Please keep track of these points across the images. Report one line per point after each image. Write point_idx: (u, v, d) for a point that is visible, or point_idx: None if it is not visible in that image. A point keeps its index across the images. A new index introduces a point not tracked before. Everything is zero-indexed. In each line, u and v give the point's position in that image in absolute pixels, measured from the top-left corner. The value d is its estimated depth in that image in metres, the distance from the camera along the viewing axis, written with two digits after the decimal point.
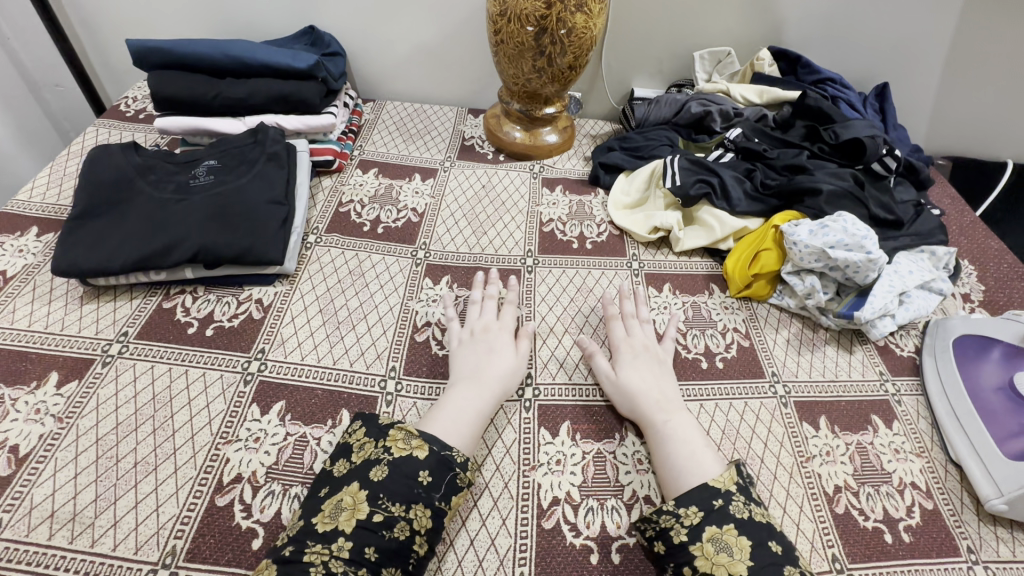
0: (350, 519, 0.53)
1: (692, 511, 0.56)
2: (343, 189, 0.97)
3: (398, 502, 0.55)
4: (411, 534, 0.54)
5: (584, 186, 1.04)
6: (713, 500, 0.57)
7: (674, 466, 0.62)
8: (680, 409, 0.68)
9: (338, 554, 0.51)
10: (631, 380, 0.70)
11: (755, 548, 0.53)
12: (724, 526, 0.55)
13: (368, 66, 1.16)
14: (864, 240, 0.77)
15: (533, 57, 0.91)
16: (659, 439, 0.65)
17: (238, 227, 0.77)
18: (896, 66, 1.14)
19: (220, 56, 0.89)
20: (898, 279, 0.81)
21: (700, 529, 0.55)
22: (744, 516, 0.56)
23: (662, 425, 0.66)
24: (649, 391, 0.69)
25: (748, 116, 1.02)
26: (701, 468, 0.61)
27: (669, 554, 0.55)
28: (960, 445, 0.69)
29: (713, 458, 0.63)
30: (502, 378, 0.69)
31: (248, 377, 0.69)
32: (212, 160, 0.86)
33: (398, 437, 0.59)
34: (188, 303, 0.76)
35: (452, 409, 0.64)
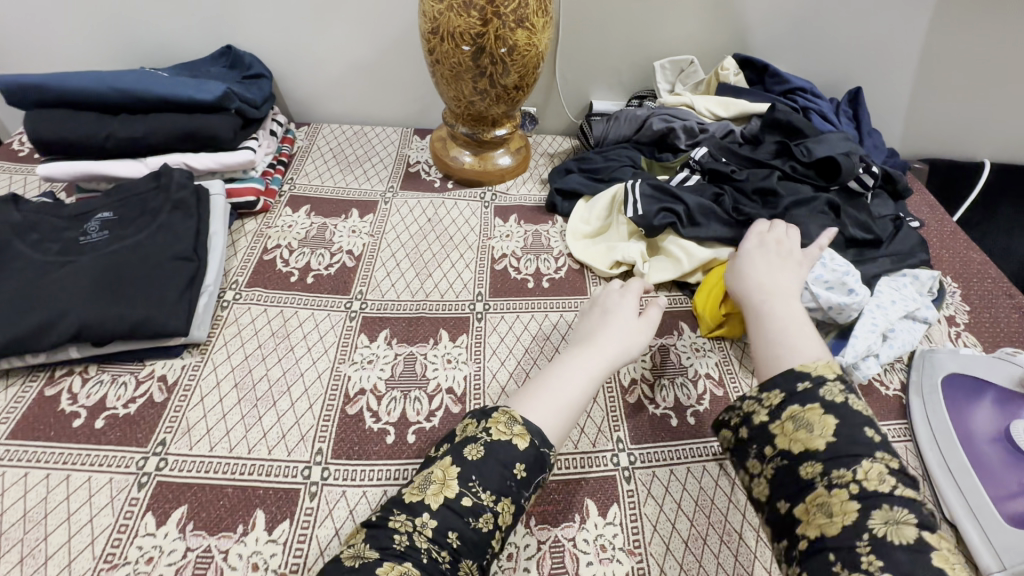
0: (438, 494, 0.50)
1: (773, 393, 0.52)
2: (269, 232, 0.86)
3: (489, 489, 0.50)
4: (493, 527, 0.50)
5: (540, 213, 0.95)
6: (798, 382, 0.51)
7: (770, 346, 0.59)
8: (791, 304, 0.63)
9: (423, 531, 0.48)
10: (746, 266, 0.69)
11: (843, 426, 0.48)
12: (807, 404, 0.50)
13: (297, 88, 1.05)
14: (845, 277, 0.71)
15: (473, 79, 0.82)
16: (756, 322, 0.62)
17: (131, 295, 0.66)
18: (866, 69, 1.07)
19: (106, 89, 0.78)
20: (881, 315, 0.74)
21: (781, 409, 0.51)
22: (836, 399, 0.50)
23: (766, 309, 0.63)
24: (767, 278, 0.66)
25: (714, 132, 0.94)
26: (794, 346, 0.57)
27: (752, 439, 0.52)
28: (954, 502, 0.63)
29: (817, 352, 0.56)
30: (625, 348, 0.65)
31: (143, 479, 0.59)
32: (107, 212, 0.75)
33: (501, 420, 0.54)
34: (76, 388, 0.65)
35: (565, 390, 0.59)
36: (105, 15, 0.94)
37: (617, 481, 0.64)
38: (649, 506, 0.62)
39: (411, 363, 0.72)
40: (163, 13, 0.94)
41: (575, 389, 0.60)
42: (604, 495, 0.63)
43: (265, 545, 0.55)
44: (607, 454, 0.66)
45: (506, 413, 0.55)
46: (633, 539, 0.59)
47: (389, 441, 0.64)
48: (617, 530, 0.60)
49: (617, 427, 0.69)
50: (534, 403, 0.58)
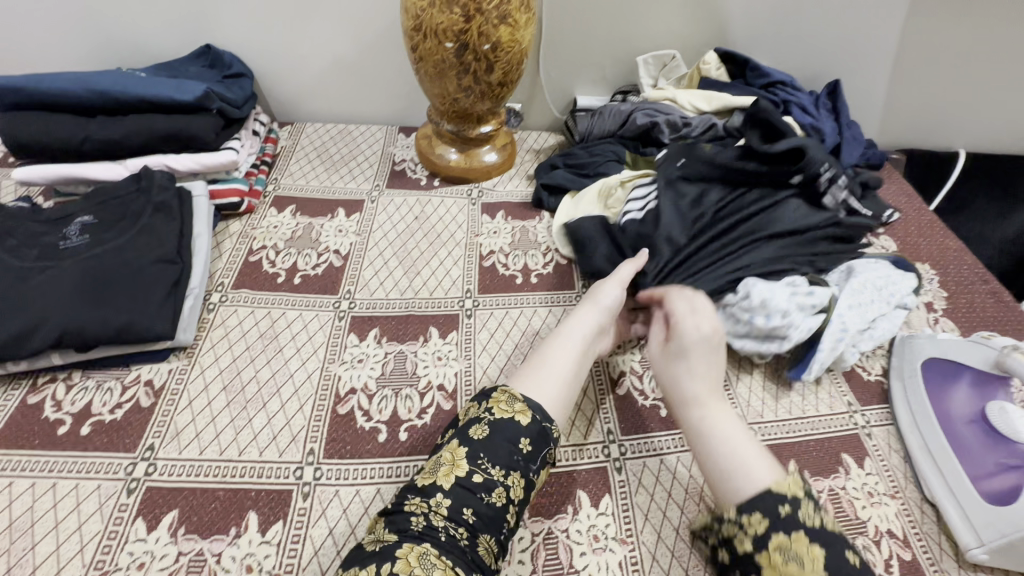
0: (449, 474, 0.50)
1: (755, 518, 0.48)
2: (254, 233, 0.85)
3: (499, 465, 0.51)
4: (507, 502, 0.50)
5: (527, 210, 0.95)
6: (778, 505, 0.48)
7: (720, 469, 0.53)
8: (724, 403, 0.59)
9: (438, 510, 0.48)
10: (672, 369, 0.63)
11: (830, 557, 0.44)
12: (793, 534, 0.46)
13: (278, 87, 1.04)
14: (777, 328, 0.70)
15: (458, 76, 0.82)
16: (698, 439, 0.57)
17: (115, 300, 0.65)
18: (844, 62, 1.09)
19: (81, 91, 0.77)
20: (856, 319, 0.74)
21: (766, 538, 0.47)
22: (814, 523, 0.47)
23: (700, 419, 0.57)
24: (692, 378, 0.61)
25: (697, 125, 0.95)
26: (747, 467, 0.52)
27: (736, 563, 0.48)
28: (935, 484, 0.65)
29: (765, 465, 0.52)
30: (605, 304, 0.67)
31: (132, 485, 0.58)
32: (87, 215, 0.74)
33: (501, 400, 0.55)
34: (60, 395, 0.64)
35: (555, 356, 0.61)
36: (79, 15, 0.93)
37: (608, 472, 0.65)
38: (640, 495, 0.63)
39: (401, 362, 0.72)
40: (139, 11, 0.92)
41: (563, 351, 0.62)
42: (595, 487, 0.63)
43: (258, 547, 0.55)
44: (598, 445, 0.67)
45: (506, 392, 0.56)
46: (625, 528, 0.60)
47: (381, 440, 0.64)
48: (610, 520, 0.60)
49: (607, 419, 0.70)
50: (532, 383, 0.58)
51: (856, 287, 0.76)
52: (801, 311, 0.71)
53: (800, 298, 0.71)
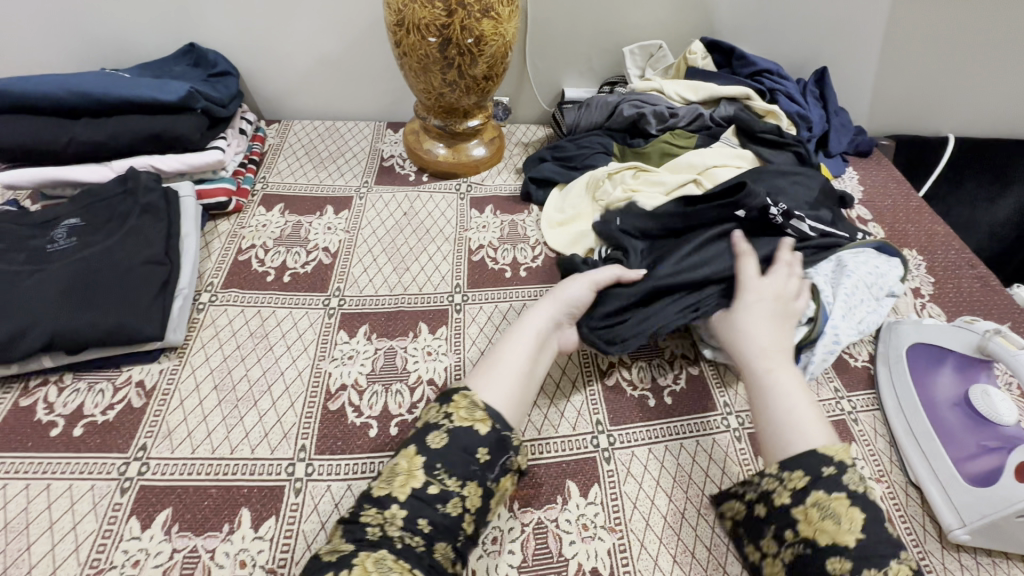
0: (405, 485, 0.51)
1: (796, 475, 0.52)
2: (243, 232, 0.85)
3: (454, 475, 0.51)
4: (462, 511, 0.51)
5: (516, 203, 0.95)
6: (822, 467, 0.51)
7: (777, 423, 0.56)
8: (789, 363, 0.61)
9: (393, 521, 0.49)
10: (741, 323, 0.65)
11: (871, 522, 0.48)
12: (833, 493, 0.50)
13: (264, 84, 1.04)
14: None
15: (442, 70, 0.81)
16: (759, 392, 0.59)
17: (103, 302, 0.66)
18: (832, 48, 1.09)
19: (64, 92, 0.77)
20: (845, 328, 0.73)
21: (805, 494, 0.50)
22: (858, 488, 0.50)
23: (768, 372, 0.60)
24: (764, 335, 0.63)
25: (684, 116, 0.95)
26: (805, 428, 0.55)
27: (770, 518, 0.52)
28: (919, 467, 0.66)
29: (822, 431, 0.55)
30: (566, 302, 0.68)
31: (126, 483, 0.59)
32: (74, 218, 0.74)
33: (463, 404, 0.55)
34: (52, 398, 0.65)
35: (509, 353, 0.62)
36: (60, 14, 0.92)
37: (596, 462, 0.65)
38: (628, 484, 0.64)
39: (391, 357, 0.72)
40: (120, 10, 0.92)
41: (518, 347, 0.63)
42: (584, 477, 0.64)
43: (252, 542, 0.56)
44: (587, 436, 0.68)
45: (467, 397, 0.56)
46: (614, 517, 0.61)
47: (371, 435, 0.64)
48: (598, 509, 0.61)
49: (596, 410, 0.70)
50: (491, 381, 0.59)
51: (848, 289, 0.75)
52: None
53: None
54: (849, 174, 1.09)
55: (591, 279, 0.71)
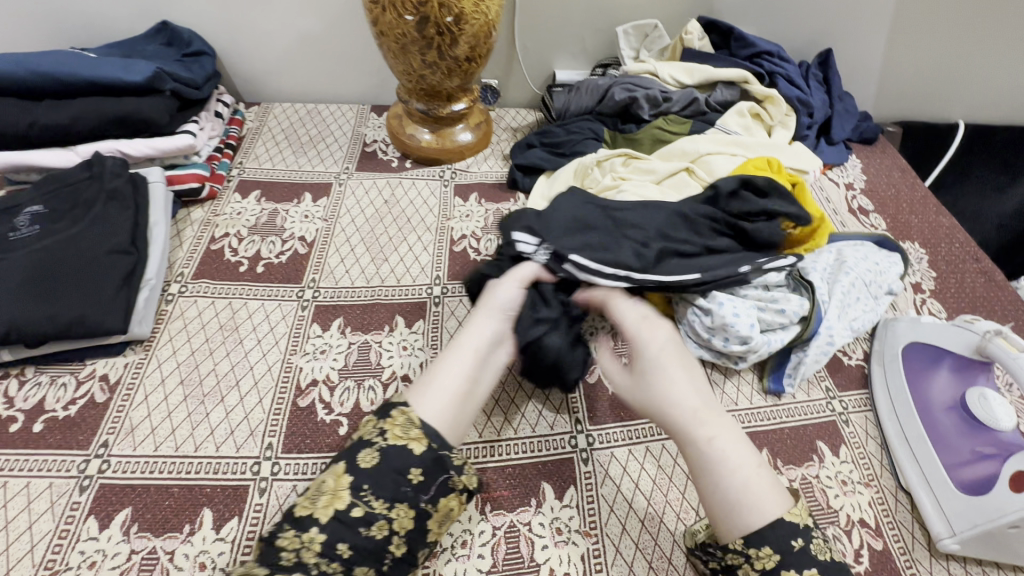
0: (328, 507, 0.48)
1: (765, 552, 0.49)
2: (217, 220, 0.83)
3: (381, 496, 0.49)
4: (389, 534, 0.48)
5: (501, 191, 0.92)
6: (792, 539, 0.49)
7: (728, 501, 0.51)
8: (723, 418, 0.56)
9: (311, 546, 0.46)
10: (660, 390, 0.57)
11: None
12: (805, 571, 0.48)
13: (243, 66, 1.00)
14: (729, 324, 0.65)
15: (421, 51, 0.77)
16: (702, 466, 0.54)
17: (63, 294, 0.63)
18: (838, 29, 1.03)
19: (25, 73, 0.73)
20: (838, 331, 0.70)
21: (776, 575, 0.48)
22: (825, 558, 0.49)
23: (707, 444, 0.54)
24: (683, 397, 0.56)
25: (677, 100, 0.91)
26: (760, 500, 0.51)
27: None
28: (910, 472, 0.64)
29: (775, 498, 0.51)
30: (501, 310, 0.61)
31: (85, 482, 0.57)
32: (36, 205, 0.71)
33: (398, 421, 0.52)
34: (12, 392, 0.63)
35: (444, 371, 0.57)
36: None
37: (574, 463, 0.63)
38: (606, 486, 0.61)
39: (365, 353, 0.70)
40: None
41: (456, 364, 0.57)
42: (561, 478, 0.62)
43: (213, 544, 0.54)
44: (565, 436, 0.65)
45: (404, 413, 0.53)
46: (589, 521, 0.59)
47: (341, 433, 0.62)
48: (574, 512, 0.59)
49: (575, 409, 0.68)
50: (429, 399, 0.55)
51: (845, 287, 0.72)
52: (773, 325, 0.68)
53: (767, 315, 0.68)
54: (852, 162, 1.04)
55: (518, 276, 0.63)
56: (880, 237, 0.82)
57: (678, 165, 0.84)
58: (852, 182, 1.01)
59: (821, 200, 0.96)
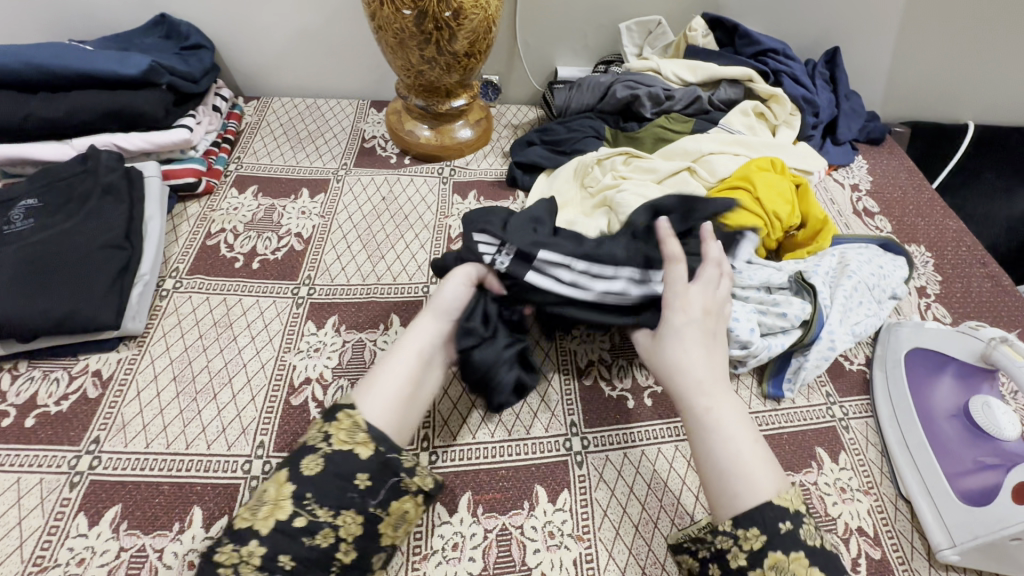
0: (269, 517, 0.47)
1: (752, 533, 0.48)
2: (213, 216, 0.82)
3: (325, 504, 0.48)
4: (336, 541, 0.48)
5: (500, 189, 0.91)
6: (779, 522, 0.48)
7: (721, 474, 0.51)
8: (726, 390, 0.55)
9: (249, 561, 0.46)
10: (670, 353, 0.57)
11: None
12: (792, 553, 0.47)
13: (243, 60, 0.99)
14: (731, 327, 0.64)
15: (419, 46, 0.76)
16: (699, 433, 0.53)
17: (56, 289, 0.63)
18: (846, 27, 1.01)
19: (21, 65, 0.73)
20: (839, 336, 0.68)
21: (762, 555, 0.47)
22: (815, 543, 0.48)
23: (707, 413, 0.53)
24: (695, 363, 0.55)
25: (681, 98, 0.89)
26: (753, 477, 0.50)
27: None
28: (910, 480, 0.62)
29: (768, 476, 0.51)
30: (445, 311, 0.59)
31: (76, 478, 0.57)
32: (32, 198, 0.71)
33: (344, 424, 0.52)
34: (5, 386, 0.63)
35: (386, 373, 0.55)
36: None
37: (568, 466, 0.62)
38: (600, 490, 0.61)
39: (359, 351, 0.69)
40: None
41: (397, 367, 0.56)
42: (554, 481, 0.61)
43: (202, 543, 0.54)
44: (559, 438, 0.65)
45: (349, 416, 0.52)
46: (582, 525, 0.58)
47: None
48: (567, 516, 0.59)
49: (571, 411, 0.67)
50: (374, 402, 0.53)
51: (848, 291, 0.71)
52: (773, 329, 0.67)
53: (768, 319, 0.67)
54: (857, 163, 1.03)
55: (464, 275, 0.60)
56: (885, 240, 0.80)
57: (680, 165, 0.82)
58: (858, 183, 0.99)
59: (825, 201, 0.95)
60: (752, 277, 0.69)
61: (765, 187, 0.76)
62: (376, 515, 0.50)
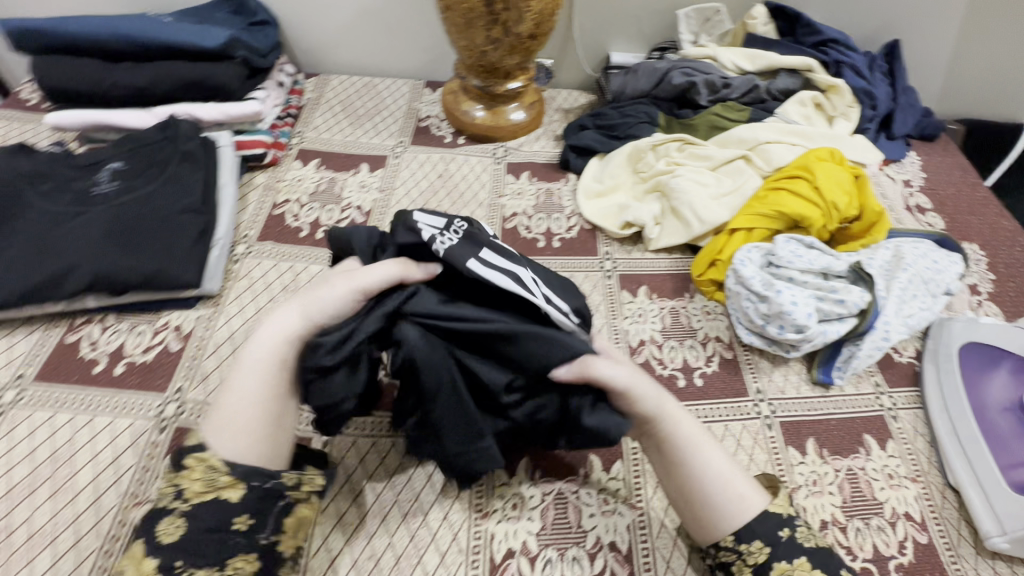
0: None
1: (756, 547, 0.50)
2: (279, 186, 0.85)
3: (204, 566, 0.43)
4: None
5: (553, 171, 0.92)
6: (779, 530, 0.50)
7: (720, 483, 0.52)
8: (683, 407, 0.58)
9: None
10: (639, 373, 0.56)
11: None
12: (795, 560, 0.48)
13: (305, 37, 1.02)
14: (788, 313, 0.67)
15: (486, 26, 0.78)
16: (690, 449, 0.53)
17: (145, 247, 0.67)
18: (908, 19, 1.00)
19: (109, 35, 0.76)
20: (893, 326, 0.70)
21: (768, 568, 0.49)
22: (813, 545, 0.50)
23: (691, 426, 0.54)
24: (658, 383, 0.57)
25: (738, 87, 0.89)
26: (743, 480, 0.53)
27: None
28: (960, 470, 0.63)
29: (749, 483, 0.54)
30: (311, 318, 0.53)
31: (164, 423, 0.61)
32: (118, 161, 0.75)
33: (195, 472, 0.46)
34: (95, 335, 0.67)
35: (242, 393, 0.50)
36: None
37: (621, 439, 0.65)
38: None
39: None
40: None
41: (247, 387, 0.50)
42: (607, 452, 0.64)
43: None
44: None
45: (201, 463, 0.46)
46: (635, 494, 0.61)
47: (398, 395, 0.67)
48: (620, 485, 0.61)
49: None
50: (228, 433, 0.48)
51: (904, 283, 0.72)
52: (828, 316, 0.69)
53: (826, 306, 0.68)
54: (910, 159, 1.02)
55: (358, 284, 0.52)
56: (943, 237, 0.80)
57: (735, 153, 0.84)
58: (911, 179, 0.98)
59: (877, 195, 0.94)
60: (812, 262, 0.71)
61: (825, 176, 0.77)
62: (269, 546, 0.46)
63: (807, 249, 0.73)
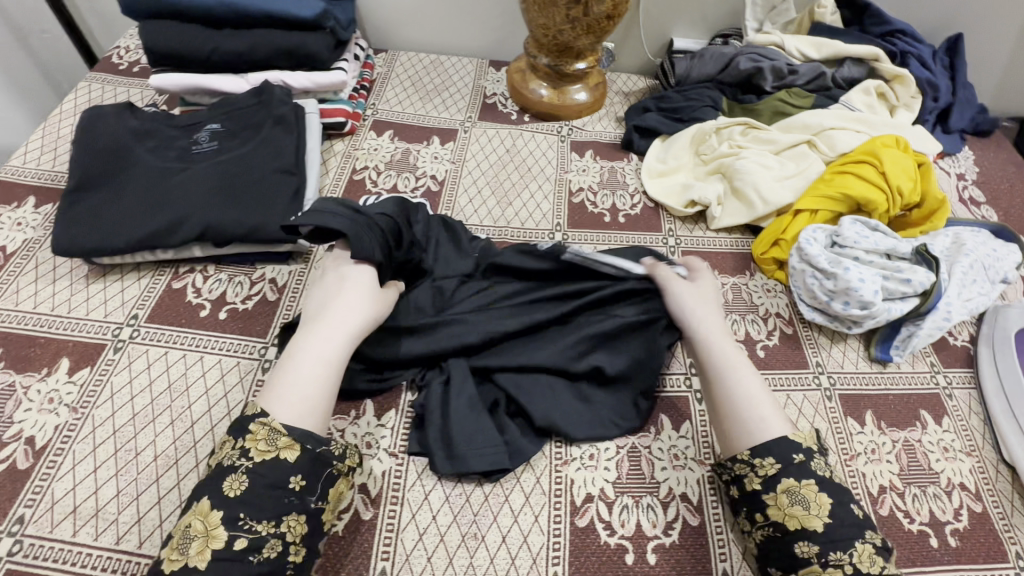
0: (203, 550, 0.44)
1: (768, 462, 0.53)
2: (357, 154, 0.89)
3: (263, 519, 0.46)
4: (284, 550, 0.47)
5: (616, 151, 0.95)
6: (793, 454, 0.53)
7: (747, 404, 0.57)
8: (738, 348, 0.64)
9: None
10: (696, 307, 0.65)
11: (835, 505, 0.51)
12: (804, 479, 0.52)
13: (378, 13, 1.05)
14: (852, 288, 0.70)
15: (567, 6, 0.81)
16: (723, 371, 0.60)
17: (246, 202, 0.71)
18: (973, 14, 1.01)
19: (211, 3, 0.81)
20: (953, 305, 0.72)
21: (775, 480, 0.52)
22: (825, 474, 0.53)
23: (734, 358, 0.61)
24: (714, 319, 0.65)
25: (803, 74, 0.92)
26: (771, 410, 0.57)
27: (743, 500, 0.54)
28: (1015, 446, 0.66)
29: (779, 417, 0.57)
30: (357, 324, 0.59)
31: (267, 364, 0.65)
32: (215, 123, 0.80)
33: (260, 435, 0.50)
34: (199, 283, 0.72)
35: (306, 383, 0.54)
36: None
37: (689, 402, 0.68)
38: None
39: None
40: None
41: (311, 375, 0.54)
42: (676, 413, 0.67)
43: (376, 428, 0.63)
44: (680, 376, 0.70)
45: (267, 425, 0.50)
46: (703, 452, 0.64)
47: None
48: (689, 443, 0.65)
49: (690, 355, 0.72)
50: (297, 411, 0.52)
51: (966, 268, 0.74)
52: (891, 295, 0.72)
53: (890, 286, 0.72)
54: (965, 154, 1.03)
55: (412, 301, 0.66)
56: (1006, 229, 0.82)
57: (799, 138, 0.87)
58: (965, 173, 1.00)
59: None
60: (877, 243, 0.74)
61: (891, 162, 0.79)
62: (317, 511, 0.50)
63: (872, 231, 0.76)
